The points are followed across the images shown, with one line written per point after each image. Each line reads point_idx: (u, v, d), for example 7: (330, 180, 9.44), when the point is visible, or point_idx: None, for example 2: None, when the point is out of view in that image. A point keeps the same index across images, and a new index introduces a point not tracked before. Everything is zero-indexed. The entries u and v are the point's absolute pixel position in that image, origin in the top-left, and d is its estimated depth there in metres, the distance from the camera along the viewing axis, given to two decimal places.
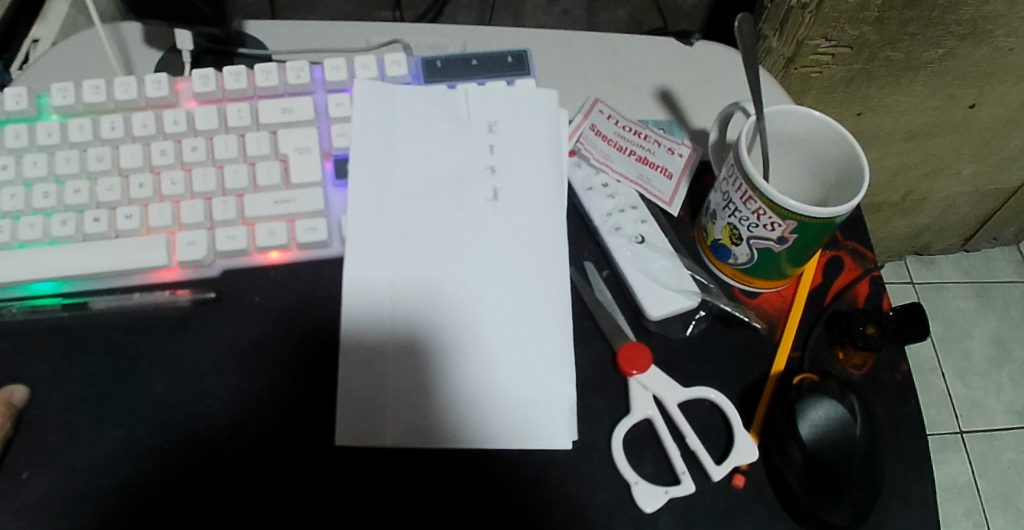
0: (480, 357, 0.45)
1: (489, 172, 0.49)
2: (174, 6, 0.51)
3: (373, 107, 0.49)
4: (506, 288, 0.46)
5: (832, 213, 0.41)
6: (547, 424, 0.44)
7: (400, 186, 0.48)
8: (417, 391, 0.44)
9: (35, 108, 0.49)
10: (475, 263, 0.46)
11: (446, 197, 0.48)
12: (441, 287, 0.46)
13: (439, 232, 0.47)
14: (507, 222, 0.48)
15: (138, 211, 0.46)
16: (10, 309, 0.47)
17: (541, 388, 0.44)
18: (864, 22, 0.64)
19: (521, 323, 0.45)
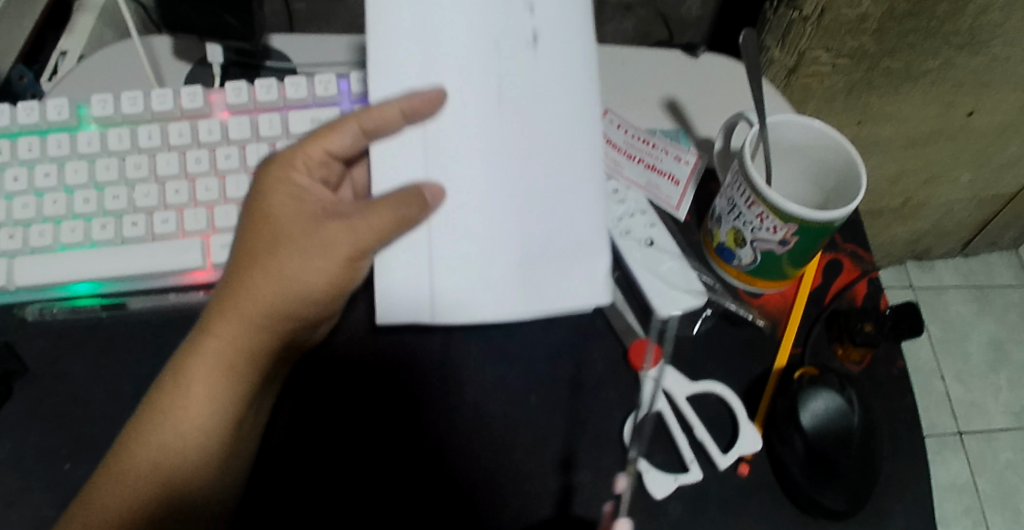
0: (522, 201, 0.45)
1: (530, 40, 0.46)
2: (204, 22, 0.54)
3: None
4: (552, 133, 0.45)
5: (830, 217, 0.44)
6: (596, 281, 0.45)
7: (435, 36, 0.45)
8: (456, 239, 0.44)
9: (75, 118, 0.52)
10: (517, 106, 0.45)
11: (482, 46, 0.45)
12: (467, 137, 0.45)
13: (469, 73, 0.45)
14: (552, 55, 0.46)
15: (174, 215, 0.49)
16: (52, 309, 0.50)
17: (587, 237, 0.45)
18: (863, 33, 0.67)
19: (574, 174, 0.45)
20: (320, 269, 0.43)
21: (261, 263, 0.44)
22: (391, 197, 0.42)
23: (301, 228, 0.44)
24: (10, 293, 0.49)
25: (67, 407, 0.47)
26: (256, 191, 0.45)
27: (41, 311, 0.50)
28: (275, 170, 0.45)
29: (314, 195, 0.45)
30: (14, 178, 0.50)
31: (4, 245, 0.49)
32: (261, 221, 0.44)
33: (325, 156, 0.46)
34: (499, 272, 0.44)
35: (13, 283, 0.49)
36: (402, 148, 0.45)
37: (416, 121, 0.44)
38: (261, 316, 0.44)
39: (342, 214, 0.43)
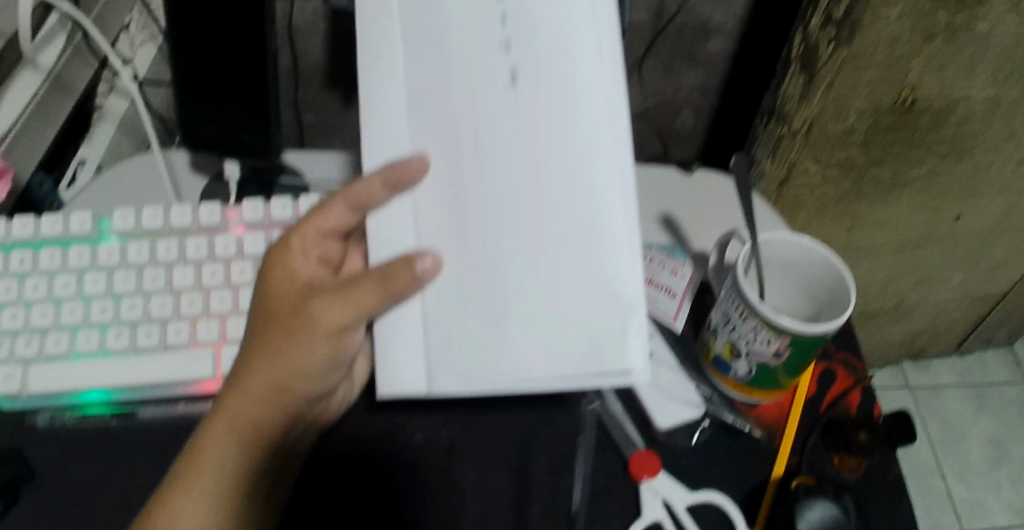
0: (524, 266, 0.42)
1: (511, 76, 0.43)
2: (225, 139, 0.58)
3: (371, 17, 0.44)
4: (550, 189, 0.42)
5: (821, 330, 0.46)
6: (614, 348, 0.41)
7: (418, 96, 0.43)
8: (464, 304, 0.42)
9: (97, 231, 0.54)
10: (507, 162, 0.42)
11: (464, 99, 0.43)
12: (461, 198, 0.42)
13: (453, 130, 0.42)
14: (537, 100, 0.42)
15: (187, 326, 0.51)
16: (64, 416, 0.51)
17: (601, 296, 0.42)
18: (850, 144, 0.71)
19: (579, 230, 0.42)
20: (307, 346, 0.43)
21: (255, 342, 0.44)
22: (372, 272, 0.42)
23: (288, 306, 0.44)
24: (23, 400, 0.50)
25: (67, 514, 0.47)
26: (260, 275, 0.46)
27: (52, 419, 0.51)
28: (275, 253, 0.46)
29: (310, 273, 0.45)
30: (34, 288, 0.52)
31: (20, 353, 0.51)
32: (260, 301, 0.45)
33: (318, 234, 0.46)
34: (511, 342, 0.42)
35: (26, 390, 0.50)
36: (396, 216, 0.43)
37: (405, 191, 0.43)
38: (263, 398, 0.44)
39: (327, 290, 0.43)
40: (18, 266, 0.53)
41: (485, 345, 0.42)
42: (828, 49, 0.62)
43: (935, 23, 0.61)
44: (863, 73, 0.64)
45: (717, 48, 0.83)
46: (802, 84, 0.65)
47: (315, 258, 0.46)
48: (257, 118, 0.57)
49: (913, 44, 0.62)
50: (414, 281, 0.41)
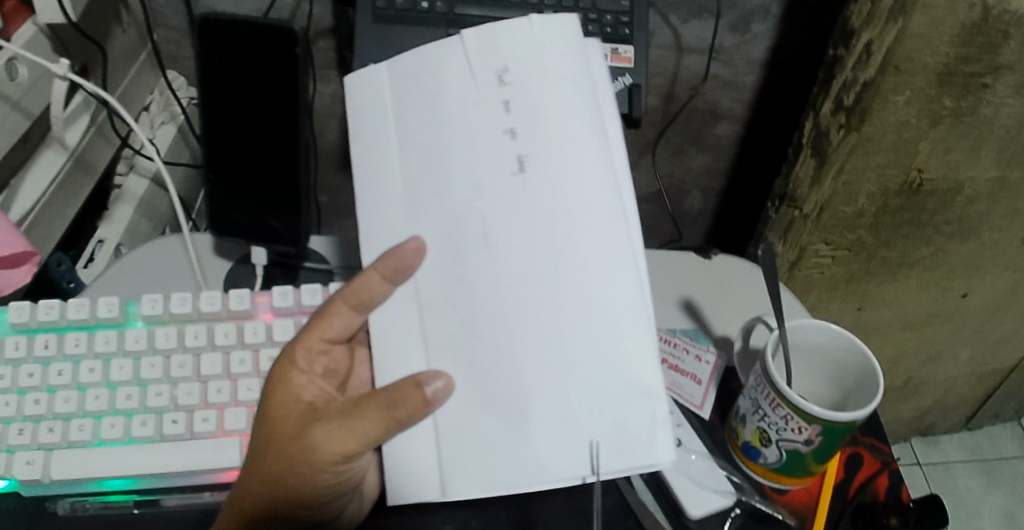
0: (541, 362, 0.41)
1: (509, 137, 0.42)
2: (253, 225, 0.59)
3: (370, 110, 0.44)
4: (563, 279, 0.42)
5: (852, 417, 0.46)
6: (646, 444, 0.42)
7: (420, 189, 0.43)
8: (479, 400, 0.42)
9: (123, 315, 0.54)
10: (519, 255, 0.42)
11: (464, 176, 0.42)
12: (470, 289, 0.42)
13: (461, 223, 0.42)
14: (545, 190, 0.42)
15: (214, 415, 0.51)
16: (85, 504, 0.50)
17: (623, 387, 0.42)
18: (860, 227, 0.72)
19: (595, 325, 0.42)
20: (309, 472, 0.43)
21: (259, 463, 0.45)
22: (377, 397, 0.42)
23: (289, 432, 0.44)
24: (43, 487, 0.50)
25: None
26: (264, 392, 0.46)
27: (73, 505, 0.50)
28: (278, 369, 0.46)
29: (313, 394, 0.45)
30: (58, 372, 0.52)
31: (43, 439, 0.50)
32: (262, 421, 0.45)
33: (322, 342, 0.47)
34: (531, 438, 0.42)
35: (48, 477, 0.50)
36: (398, 311, 0.44)
37: (402, 280, 0.43)
38: (272, 506, 0.45)
39: (328, 415, 0.43)
40: (42, 350, 0.52)
41: (509, 442, 0.42)
42: (839, 134, 0.64)
43: (941, 108, 0.62)
44: (872, 157, 0.65)
45: (724, 132, 0.87)
46: (814, 168, 0.67)
47: (318, 368, 0.48)
48: (284, 204, 0.58)
49: (920, 129, 0.63)
50: (423, 404, 0.40)
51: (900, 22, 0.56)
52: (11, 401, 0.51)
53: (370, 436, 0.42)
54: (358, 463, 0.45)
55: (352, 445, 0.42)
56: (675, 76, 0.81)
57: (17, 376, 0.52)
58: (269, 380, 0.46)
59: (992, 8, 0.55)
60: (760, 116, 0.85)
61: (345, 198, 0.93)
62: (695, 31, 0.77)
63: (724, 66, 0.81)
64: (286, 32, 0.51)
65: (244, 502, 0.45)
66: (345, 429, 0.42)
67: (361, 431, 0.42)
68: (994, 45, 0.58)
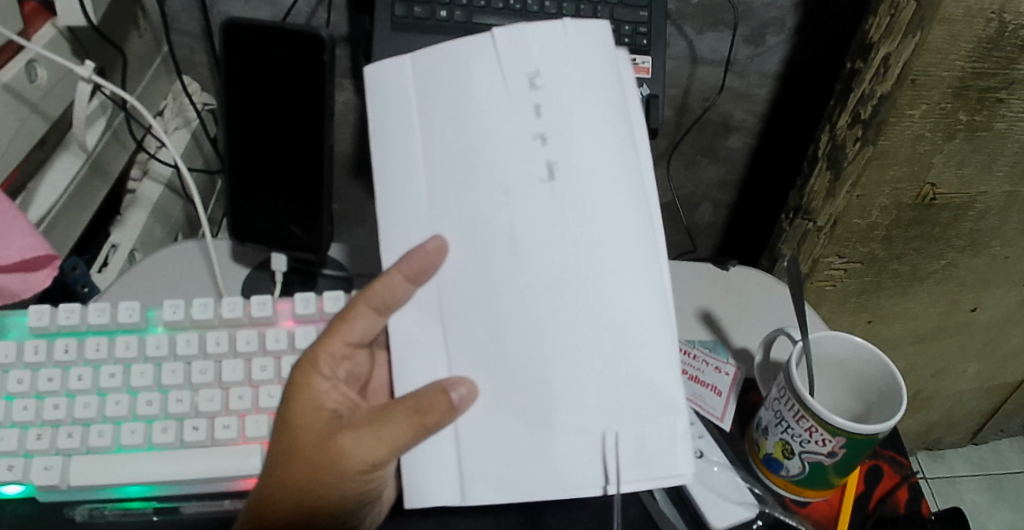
0: (566, 371, 0.41)
1: (539, 143, 0.41)
2: (276, 231, 0.60)
3: (391, 105, 0.43)
4: (590, 288, 0.41)
5: (875, 429, 0.46)
6: (667, 457, 0.42)
7: (444, 190, 0.42)
8: (502, 408, 0.42)
9: (144, 321, 0.55)
10: (546, 264, 0.41)
11: (493, 182, 0.41)
12: (496, 296, 0.41)
13: (486, 227, 0.41)
14: (574, 198, 0.41)
15: (235, 422, 0.52)
16: (104, 511, 0.51)
17: (647, 400, 0.41)
18: (873, 240, 0.71)
19: (621, 335, 0.41)
20: (337, 480, 0.43)
21: (283, 473, 0.44)
22: (406, 403, 0.41)
23: (315, 441, 0.43)
24: (61, 493, 0.50)
25: None
26: (284, 397, 0.46)
27: (91, 512, 0.51)
28: (299, 374, 0.45)
29: (335, 401, 0.45)
30: (78, 377, 0.52)
31: (62, 444, 0.50)
32: (285, 432, 0.45)
33: (345, 346, 0.46)
34: (554, 446, 0.41)
35: (66, 483, 0.50)
36: (420, 313, 0.43)
37: (425, 280, 0.42)
38: (294, 514, 0.45)
39: (355, 423, 0.43)
40: (62, 354, 0.53)
41: (531, 449, 0.42)
42: (855, 147, 0.62)
43: (956, 122, 0.61)
44: (886, 170, 0.64)
45: (736, 144, 0.88)
46: (828, 182, 0.66)
47: (341, 373, 0.47)
48: (307, 212, 0.58)
49: (936, 143, 0.63)
50: (450, 410, 0.40)
51: (918, 36, 0.55)
52: (29, 405, 0.51)
53: (396, 443, 0.42)
54: (386, 471, 0.45)
55: (377, 453, 0.42)
56: (688, 87, 0.81)
57: (36, 381, 0.52)
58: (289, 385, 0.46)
59: (1009, 23, 0.55)
60: (772, 128, 0.85)
61: (356, 207, 0.93)
62: (710, 43, 0.77)
63: (738, 78, 0.81)
64: (313, 38, 0.51)
65: (267, 511, 0.45)
66: (371, 436, 0.42)
67: (387, 438, 0.42)
68: (1010, 60, 0.57)
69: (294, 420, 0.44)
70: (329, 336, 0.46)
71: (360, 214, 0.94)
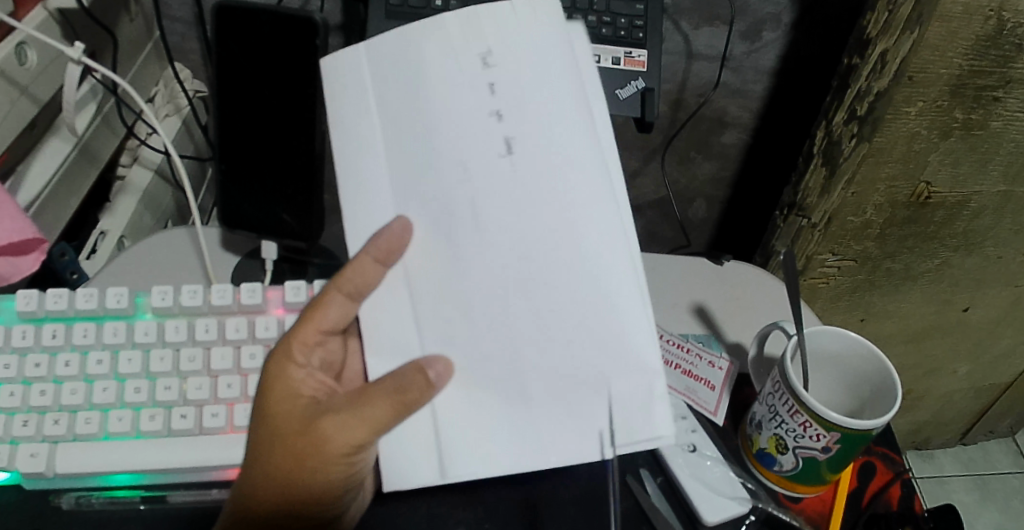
0: (537, 347, 0.41)
1: (495, 118, 0.41)
2: (265, 218, 0.59)
3: (359, 96, 0.43)
4: (557, 261, 0.41)
5: (870, 425, 0.46)
6: (647, 418, 0.41)
7: (408, 175, 0.42)
8: (478, 383, 0.41)
9: (132, 307, 0.54)
10: (510, 237, 0.41)
11: (455, 158, 0.41)
12: (464, 273, 0.41)
13: (450, 204, 0.41)
14: (535, 172, 0.41)
15: (223, 411, 0.51)
16: (91, 499, 0.51)
17: (625, 367, 0.41)
18: (867, 237, 0.71)
19: (589, 311, 0.41)
20: (322, 466, 0.42)
21: (263, 464, 0.43)
22: (384, 384, 0.41)
23: (296, 430, 0.42)
24: (46, 481, 0.50)
25: None
26: (259, 386, 0.44)
27: (78, 500, 0.51)
28: (274, 364, 0.44)
29: (313, 388, 0.44)
30: (65, 363, 0.52)
31: (49, 431, 0.50)
32: (263, 422, 0.43)
33: (319, 334, 0.45)
34: (533, 417, 0.41)
35: (52, 470, 0.50)
36: (393, 296, 0.42)
37: (394, 263, 0.42)
38: (279, 505, 0.43)
39: (336, 407, 0.42)
40: (50, 340, 0.52)
41: (511, 425, 0.41)
42: (850, 144, 0.62)
43: (952, 121, 0.61)
44: (881, 168, 0.64)
45: (731, 140, 0.87)
46: (824, 178, 0.65)
47: (315, 361, 0.45)
48: (297, 199, 0.58)
49: (931, 141, 0.62)
50: (426, 388, 0.40)
51: (915, 33, 0.55)
52: (16, 392, 0.51)
53: (379, 423, 0.41)
54: (371, 453, 0.44)
55: (360, 435, 0.41)
56: (684, 82, 0.81)
57: (23, 366, 0.52)
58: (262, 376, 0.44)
59: (1007, 21, 0.55)
60: (766, 125, 0.85)
61: None
62: (706, 38, 0.77)
63: (733, 74, 0.80)
64: (308, 22, 0.50)
65: (249, 507, 0.44)
66: (353, 418, 0.41)
67: (370, 418, 0.41)
68: (1007, 59, 0.57)
69: (273, 411, 0.43)
70: (302, 325, 0.44)
71: None
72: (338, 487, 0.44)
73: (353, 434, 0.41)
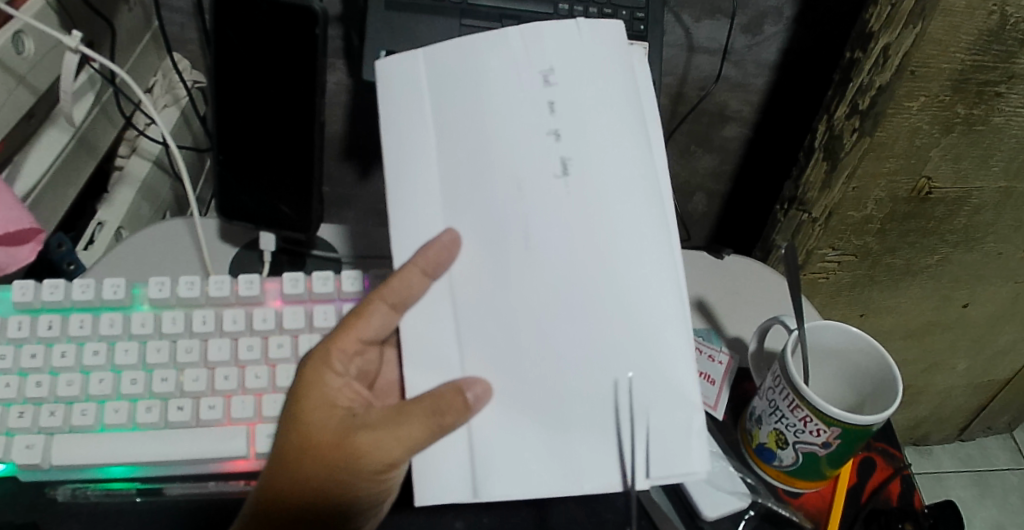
0: (581, 367, 0.40)
1: (553, 138, 0.41)
2: (264, 210, 0.59)
3: (399, 98, 0.42)
4: (605, 283, 0.41)
5: (870, 421, 0.45)
6: (681, 452, 0.41)
7: (456, 186, 0.41)
8: (518, 401, 0.40)
9: (129, 298, 0.54)
10: (560, 256, 0.40)
11: (507, 176, 0.41)
12: (510, 290, 0.41)
13: (500, 222, 0.41)
14: (589, 195, 0.41)
15: (221, 403, 0.51)
16: (87, 492, 0.50)
17: (665, 397, 0.41)
18: (868, 233, 0.71)
19: (637, 335, 0.41)
20: (353, 479, 0.42)
21: (292, 473, 0.43)
22: (422, 403, 0.40)
23: (329, 441, 0.42)
24: (42, 472, 0.50)
25: None
26: (293, 393, 0.44)
27: (74, 492, 0.50)
28: (310, 371, 0.43)
29: (349, 398, 0.43)
30: (61, 354, 0.52)
31: (44, 423, 0.50)
32: (293, 431, 0.43)
33: (358, 343, 0.44)
34: (570, 439, 0.40)
35: (48, 462, 0.49)
36: (434, 309, 0.42)
37: (439, 275, 0.41)
38: (304, 514, 0.43)
39: (372, 422, 0.41)
40: (46, 331, 0.52)
41: (545, 443, 0.40)
42: (851, 139, 0.62)
43: (954, 116, 0.61)
44: (883, 162, 0.63)
45: (732, 134, 0.87)
46: (825, 172, 0.65)
47: (352, 370, 0.45)
48: (296, 191, 0.57)
49: (932, 136, 0.62)
50: (466, 410, 0.39)
51: (919, 27, 0.54)
52: (11, 383, 0.51)
53: (414, 445, 0.40)
54: (401, 470, 0.44)
55: (395, 453, 0.41)
56: (685, 75, 0.80)
57: (19, 357, 0.51)
58: (296, 383, 0.44)
59: (1010, 16, 0.54)
60: (767, 118, 0.85)
61: (346, 190, 0.91)
62: (707, 31, 0.76)
63: (734, 67, 0.80)
64: (307, 11, 0.50)
65: (273, 515, 0.44)
66: (389, 437, 0.41)
67: (406, 438, 0.40)
68: (1010, 54, 0.57)
69: (308, 420, 0.42)
70: (342, 330, 0.44)
71: (349, 197, 0.92)
72: (364, 500, 0.44)
73: (388, 453, 0.41)
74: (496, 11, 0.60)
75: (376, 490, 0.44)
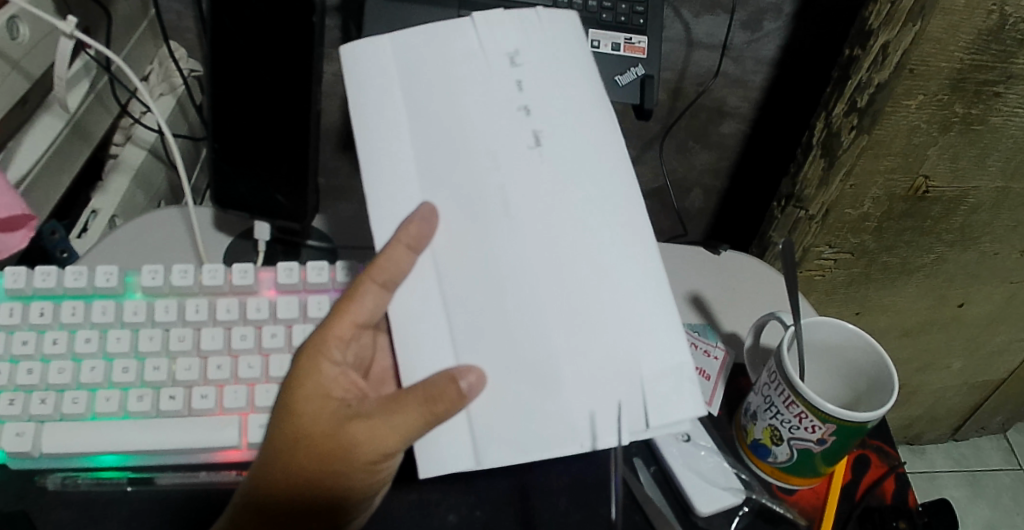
0: (566, 334, 0.40)
1: (523, 113, 0.42)
2: (256, 197, 0.59)
3: (373, 83, 0.42)
4: (586, 253, 0.41)
5: (864, 418, 0.45)
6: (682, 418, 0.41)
7: (438, 164, 0.41)
8: (509, 383, 0.40)
9: (123, 286, 0.53)
10: (542, 227, 0.41)
11: (483, 150, 0.41)
12: (494, 261, 0.41)
13: (479, 192, 0.41)
14: (562, 165, 0.42)
15: (213, 392, 0.51)
16: (77, 480, 0.50)
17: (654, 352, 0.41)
18: (864, 231, 0.70)
19: (619, 298, 0.41)
20: (347, 471, 0.42)
21: (285, 461, 0.42)
22: (417, 392, 0.39)
23: (324, 432, 0.41)
24: (33, 460, 0.50)
25: None
26: (287, 380, 0.43)
27: (63, 480, 0.50)
28: (306, 359, 0.43)
29: (345, 388, 0.43)
30: (53, 341, 0.51)
31: (35, 410, 0.50)
32: (286, 419, 0.42)
33: (354, 329, 0.43)
34: (562, 404, 0.40)
35: (38, 450, 0.49)
36: (425, 289, 0.41)
37: (423, 250, 0.41)
38: (296, 502, 0.43)
39: (368, 412, 0.41)
40: (37, 318, 0.52)
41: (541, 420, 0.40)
42: (850, 136, 0.61)
43: (952, 115, 0.60)
44: (880, 161, 0.63)
45: (729, 130, 0.87)
46: (822, 170, 0.65)
47: (349, 358, 0.44)
48: (288, 177, 0.57)
49: (930, 134, 0.62)
50: (460, 400, 0.39)
51: (918, 25, 0.54)
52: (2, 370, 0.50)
53: (412, 434, 0.40)
54: (396, 460, 0.44)
55: (392, 443, 0.40)
56: (684, 71, 0.80)
57: (10, 344, 0.51)
58: (292, 370, 0.43)
59: (1010, 16, 0.54)
60: (766, 115, 0.84)
61: (342, 182, 0.91)
62: (707, 27, 0.76)
63: (734, 64, 0.80)
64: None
65: (266, 501, 0.43)
66: (386, 427, 0.40)
67: (403, 427, 0.40)
68: (1009, 54, 0.56)
69: (302, 408, 0.42)
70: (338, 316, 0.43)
71: (346, 189, 0.92)
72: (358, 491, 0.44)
73: (384, 442, 0.40)
74: (495, 3, 0.58)
75: (371, 481, 0.43)
